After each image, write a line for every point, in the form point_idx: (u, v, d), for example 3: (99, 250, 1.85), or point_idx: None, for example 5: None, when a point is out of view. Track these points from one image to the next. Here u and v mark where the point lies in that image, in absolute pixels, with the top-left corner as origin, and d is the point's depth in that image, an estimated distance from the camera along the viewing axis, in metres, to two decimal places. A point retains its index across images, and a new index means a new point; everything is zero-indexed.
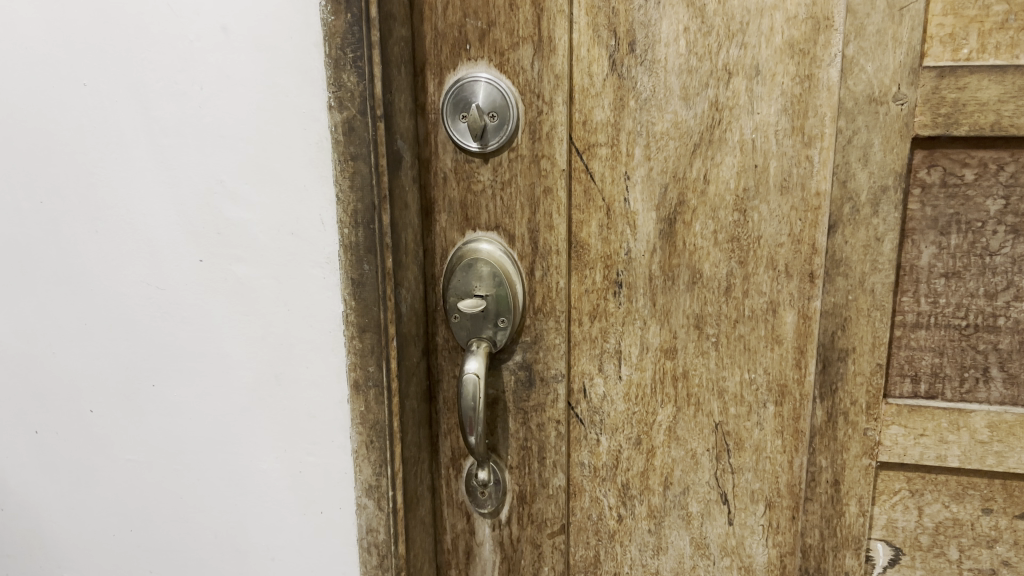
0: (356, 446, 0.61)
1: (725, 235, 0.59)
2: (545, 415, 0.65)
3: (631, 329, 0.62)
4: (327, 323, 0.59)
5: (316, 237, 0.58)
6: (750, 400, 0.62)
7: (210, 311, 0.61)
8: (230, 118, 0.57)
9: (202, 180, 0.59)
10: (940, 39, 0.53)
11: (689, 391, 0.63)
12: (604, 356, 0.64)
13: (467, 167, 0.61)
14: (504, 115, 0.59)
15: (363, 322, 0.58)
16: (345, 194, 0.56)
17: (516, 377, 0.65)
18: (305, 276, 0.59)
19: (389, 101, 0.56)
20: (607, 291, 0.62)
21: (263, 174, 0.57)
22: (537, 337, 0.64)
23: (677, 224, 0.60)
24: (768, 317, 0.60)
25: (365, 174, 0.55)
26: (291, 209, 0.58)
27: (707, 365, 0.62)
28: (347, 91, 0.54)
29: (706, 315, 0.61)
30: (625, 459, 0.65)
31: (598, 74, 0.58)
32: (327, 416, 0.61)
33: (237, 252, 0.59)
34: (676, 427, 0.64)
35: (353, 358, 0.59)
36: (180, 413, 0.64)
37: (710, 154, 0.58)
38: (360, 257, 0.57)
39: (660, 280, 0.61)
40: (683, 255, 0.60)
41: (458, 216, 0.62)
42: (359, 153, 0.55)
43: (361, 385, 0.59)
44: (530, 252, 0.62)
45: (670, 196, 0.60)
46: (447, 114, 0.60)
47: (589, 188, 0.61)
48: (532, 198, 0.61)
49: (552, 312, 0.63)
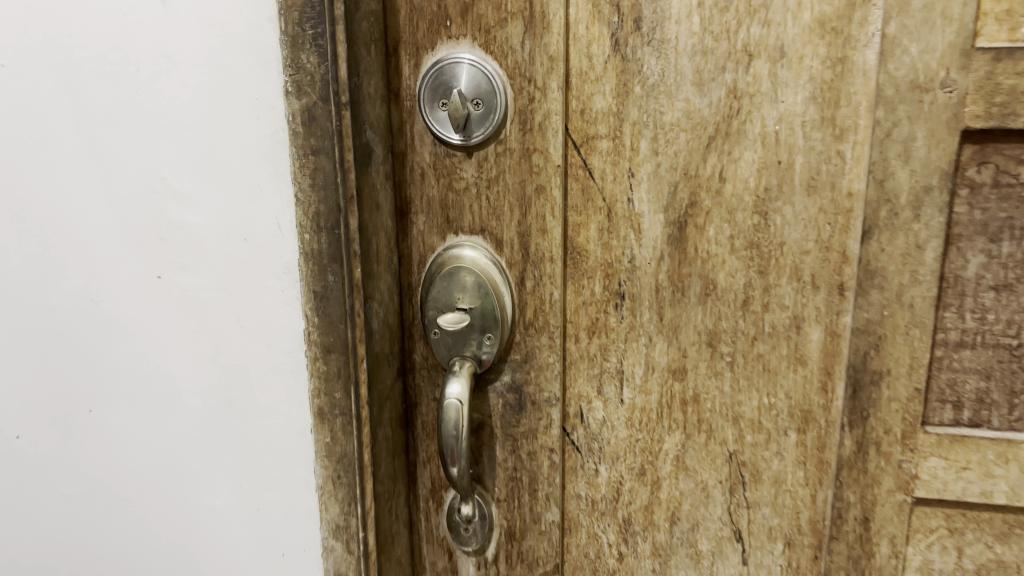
0: (321, 481, 0.53)
1: (743, 241, 0.52)
2: (537, 443, 0.58)
3: (635, 346, 0.55)
4: (285, 343, 0.51)
5: (272, 243, 0.50)
6: (769, 427, 0.55)
7: (153, 326, 0.53)
8: (171, 104, 0.49)
9: (141, 177, 0.51)
10: (996, 16, 0.46)
11: (700, 417, 0.56)
12: (604, 377, 0.56)
13: (448, 162, 0.53)
14: (490, 102, 0.51)
15: (327, 341, 0.50)
16: (305, 194, 0.48)
17: (503, 400, 0.57)
18: (261, 288, 0.51)
19: (356, 86, 0.48)
20: (607, 303, 0.55)
21: (212, 171, 0.49)
22: (528, 356, 0.56)
23: (688, 228, 0.52)
24: (791, 334, 0.53)
25: (328, 171, 0.47)
26: (243, 211, 0.50)
27: (721, 389, 0.55)
28: (307, 74, 0.46)
29: (719, 331, 0.54)
30: (628, 491, 0.58)
31: (599, 55, 0.51)
32: (288, 447, 0.53)
33: (183, 260, 0.51)
34: (684, 457, 0.57)
35: (317, 382, 0.51)
36: (121, 442, 0.56)
37: (727, 149, 0.51)
38: (323, 267, 0.49)
39: (668, 291, 0.54)
40: (694, 263, 0.53)
41: (437, 217, 0.55)
42: (321, 146, 0.47)
43: (326, 413, 0.52)
44: (520, 259, 0.54)
45: (680, 195, 0.52)
46: (424, 100, 0.52)
47: (587, 186, 0.53)
48: (523, 198, 0.53)
49: (545, 327, 0.55)
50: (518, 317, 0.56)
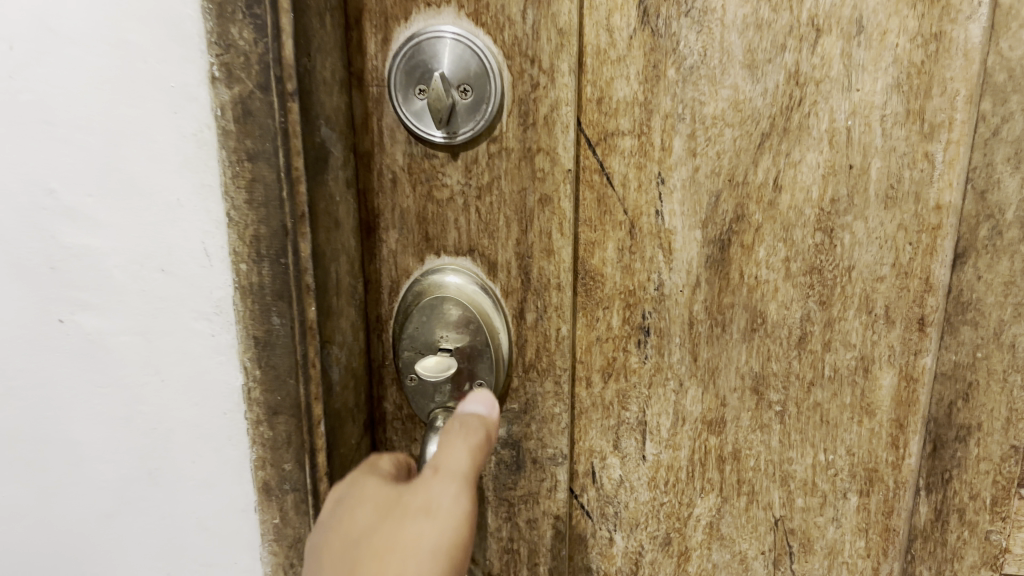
0: (270, 569, 0.42)
1: (801, 264, 0.41)
2: (539, 509, 0.47)
3: (660, 394, 0.45)
4: (219, 402, 0.40)
5: (199, 274, 0.38)
6: (825, 490, 0.45)
7: (47, 380, 0.41)
8: (59, 94, 0.37)
9: (23, 189, 0.38)
10: None
11: (740, 476, 0.45)
12: (622, 429, 0.46)
13: (427, 165, 0.42)
14: (482, 89, 0.39)
15: (274, 400, 0.39)
16: (240, 212, 0.36)
17: (497, 458, 0.46)
18: (185, 333, 0.39)
19: (308, 68, 0.36)
20: (627, 341, 0.44)
21: (117, 181, 0.37)
22: (529, 405, 0.45)
23: (731, 248, 0.42)
24: (857, 378, 0.43)
25: (269, 183, 0.35)
26: (158, 234, 0.38)
27: (767, 443, 0.45)
28: (239, 54, 0.34)
29: (768, 375, 0.43)
30: (650, 562, 0.48)
31: (622, 28, 0.39)
32: (226, 529, 0.42)
33: (83, 296, 0.39)
34: (719, 523, 0.46)
35: (262, 450, 0.40)
36: (8, 521, 0.44)
37: (785, 149, 0.40)
38: (266, 306, 0.37)
39: (705, 326, 0.43)
40: (739, 291, 0.42)
41: (414, 233, 0.43)
42: (259, 150, 0.35)
43: (273, 488, 0.40)
44: (519, 286, 0.43)
45: (723, 207, 0.41)
46: (396, 85, 0.40)
47: (604, 195, 0.42)
48: (523, 210, 0.42)
49: (549, 370, 0.44)
50: (515, 358, 0.44)
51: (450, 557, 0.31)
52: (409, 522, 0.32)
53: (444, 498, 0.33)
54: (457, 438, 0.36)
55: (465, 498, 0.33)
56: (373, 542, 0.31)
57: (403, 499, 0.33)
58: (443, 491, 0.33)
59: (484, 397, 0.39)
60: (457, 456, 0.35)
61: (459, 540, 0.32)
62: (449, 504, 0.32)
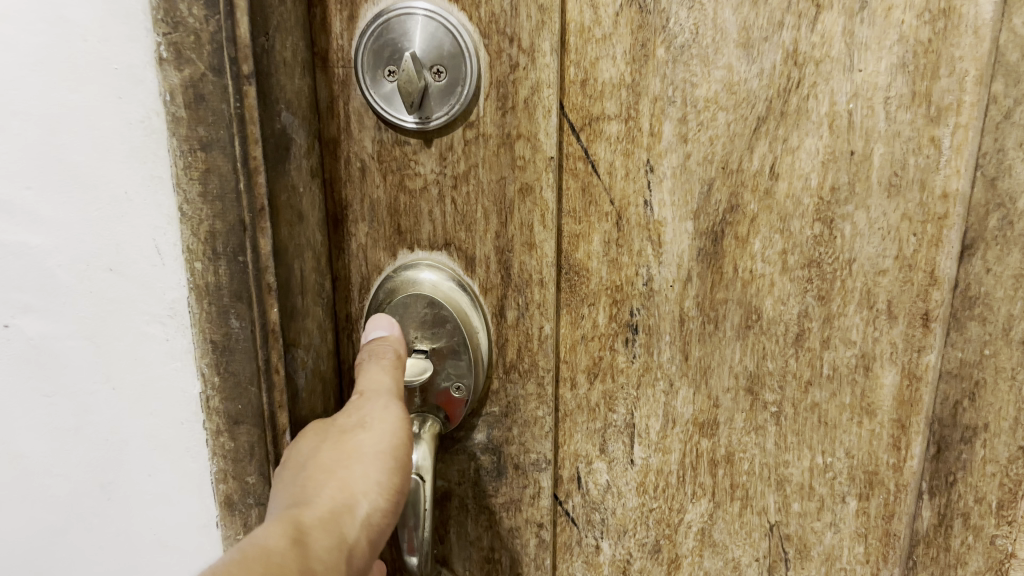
0: None
1: (799, 257, 0.39)
2: (521, 518, 0.44)
3: (649, 395, 0.42)
4: (176, 411, 0.37)
5: (150, 274, 0.35)
6: (823, 494, 0.43)
7: None
8: None
9: None
10: None
11: (734, 481, 0.43)
12: (609, 432, 0.43)
13: (399, 153, 0.39)
14: (456, 70, 0.36)
15: (235, 408, 0.36)
16: (193, 206, 0.33)
17: (477, 464, 0.43)
18: (136, 337, 0.36)
19: (267, 48, 0.32)
20: (614, 339, 0.41)
21: (58, 173, 0.34)
22: (510, 408, 0.42)
23: (725, 240, 0.39)
24: (857, 377, 0.40)
25: (225, 174, 0.32)
26: (106, 230, 0.35)
27: (762, 446, 0.42)
28: (190, 32, 0.31)
29: (763, 375, 0.41)
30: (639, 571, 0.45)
31: (608, 4, 0.36)
32: (187, 545, 0.39)
33: (25, 298, 0.36)
34: (712, 529, 0.44)
35: (222, 462, 0.37)
36: None
37: (782, 134, 0.37)
38: (224, 307, 0.34)
39: (697, 323, 0.41)
40: (732, 286, 0.40)
41: (385, 226, 0.40)
42: (213, 138, 0.32)
43: (235, 503, 0.37)
44: (498, 282, 0.40)
45: (716, 197, 0.39)
46: (363, 66, 0.37)
47: (589, 184, 0.39)
48: (502, 201, 0.39)
49: (531, 371, 0.42)
50: (495, 357, 0.42)
51: (395, 455, 0.33)
52: (350, 438, 0.33)
53: (376, 412, 0.34)
54: (375, 363, 0.36)
55: (395, 406, 0.34)
56: (319, 461, 0.33)
57: (337, 420, 0.34)
58: (373, 406, 0.34)
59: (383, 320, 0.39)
60: (380, 375, 0.35)
61: (400, 435, 0.34)
62: (381, 414, 0.34)
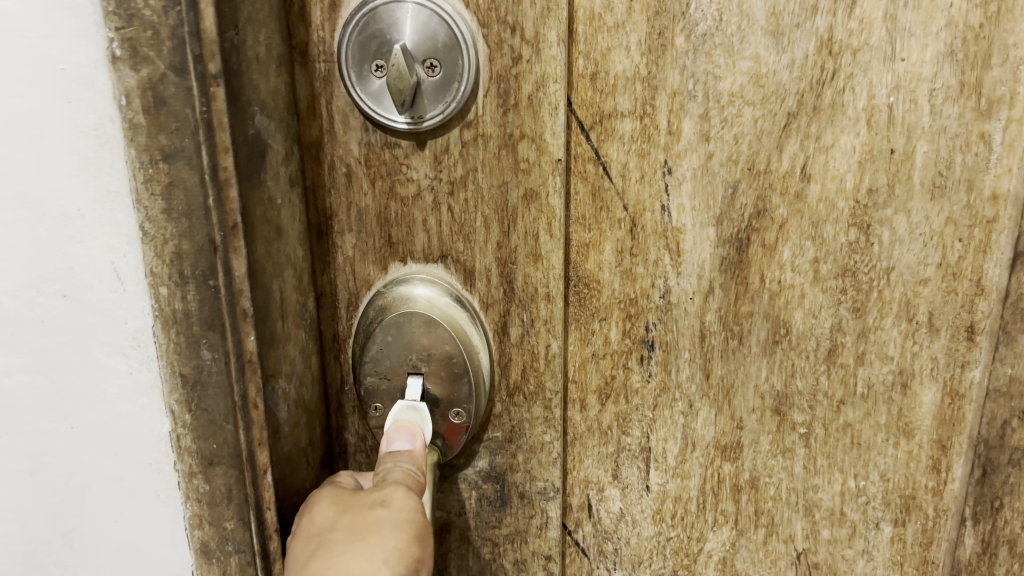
0: None
1: (831, 267, 0.35)
2: (528, 550, 0.41)
3: (665, 417, 0.39)
4: (145, 451, 0.33)
5: (108, 301, 0.31)
6: (855, 520, 0.39)
7: None
8: None
9: None
10: None
11: (759, 507, 0.40)
12: (622, 457, 0.40)
13: (388, 156, 0.35)
14: (451, 65, 0.32)
15: (209, 449, 0.32)
16: (158, 224, 0.29)
17: (479, 493, 0.40)
18: (95, 371, 0.32)
19: (236, 42, 0.28)
20: (627, 357, 0.38)
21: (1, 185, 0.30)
22: (515, 433, 0.38)
23: (752, 248, 0.35)
24: (894, 395, 0.37)
25: (193, 186, 0.28)
26: (59, 250, 0.30)
27: (789, 471, 0.39)
28: (145, 26, 0.27)
29: (791, 394, 0.37)
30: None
31: None
32: None
33: None
34: (734, 559, 0.41)
35: (197, 506, 0.33)
36: None
37: (814, 131, 0.34)
38: (195, 336, 0.31)
39: (719, 339, 0.37)
40: (759, 299, 0.36)
41: (375, 238, 0.36)
42: (178, 147, 0.28)
43: (212, 550, 0.34)
44: (500, 297, 0.36)
45: (742, 201, 0.35)
46: (348, 62, 0.33)
47: (599, 188, 0.35)
48: (501, 211, 0.35)
49: (537, 393, 0.38)
50: (497, 379, 0.38)
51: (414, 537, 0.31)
52: (370, 514, 0.32)
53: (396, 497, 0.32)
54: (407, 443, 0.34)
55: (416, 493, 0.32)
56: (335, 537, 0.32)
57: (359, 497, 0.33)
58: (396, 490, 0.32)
59: (405, 430, 0.34)
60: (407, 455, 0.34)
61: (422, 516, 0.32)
62: (402, 499, 0.32)
